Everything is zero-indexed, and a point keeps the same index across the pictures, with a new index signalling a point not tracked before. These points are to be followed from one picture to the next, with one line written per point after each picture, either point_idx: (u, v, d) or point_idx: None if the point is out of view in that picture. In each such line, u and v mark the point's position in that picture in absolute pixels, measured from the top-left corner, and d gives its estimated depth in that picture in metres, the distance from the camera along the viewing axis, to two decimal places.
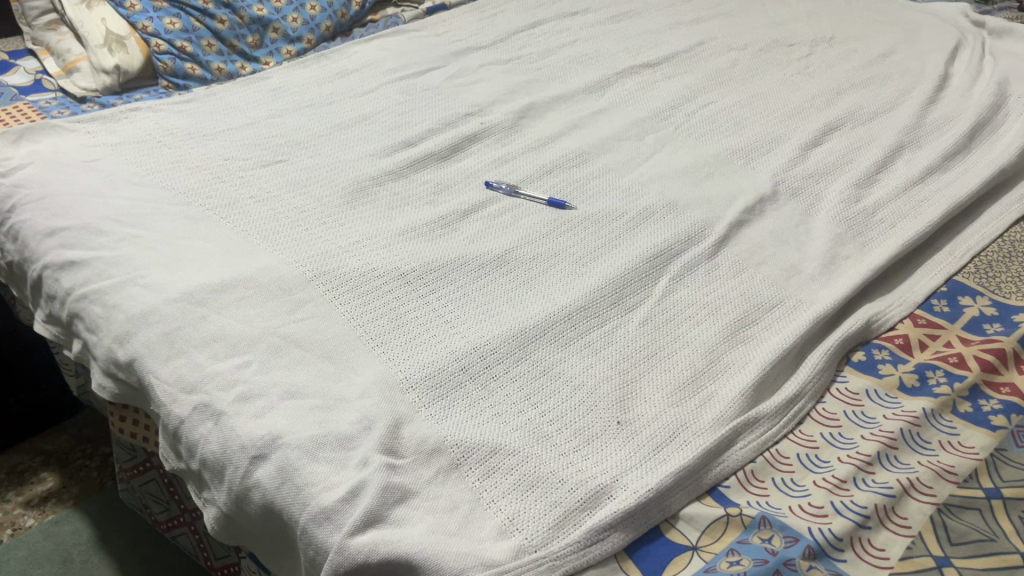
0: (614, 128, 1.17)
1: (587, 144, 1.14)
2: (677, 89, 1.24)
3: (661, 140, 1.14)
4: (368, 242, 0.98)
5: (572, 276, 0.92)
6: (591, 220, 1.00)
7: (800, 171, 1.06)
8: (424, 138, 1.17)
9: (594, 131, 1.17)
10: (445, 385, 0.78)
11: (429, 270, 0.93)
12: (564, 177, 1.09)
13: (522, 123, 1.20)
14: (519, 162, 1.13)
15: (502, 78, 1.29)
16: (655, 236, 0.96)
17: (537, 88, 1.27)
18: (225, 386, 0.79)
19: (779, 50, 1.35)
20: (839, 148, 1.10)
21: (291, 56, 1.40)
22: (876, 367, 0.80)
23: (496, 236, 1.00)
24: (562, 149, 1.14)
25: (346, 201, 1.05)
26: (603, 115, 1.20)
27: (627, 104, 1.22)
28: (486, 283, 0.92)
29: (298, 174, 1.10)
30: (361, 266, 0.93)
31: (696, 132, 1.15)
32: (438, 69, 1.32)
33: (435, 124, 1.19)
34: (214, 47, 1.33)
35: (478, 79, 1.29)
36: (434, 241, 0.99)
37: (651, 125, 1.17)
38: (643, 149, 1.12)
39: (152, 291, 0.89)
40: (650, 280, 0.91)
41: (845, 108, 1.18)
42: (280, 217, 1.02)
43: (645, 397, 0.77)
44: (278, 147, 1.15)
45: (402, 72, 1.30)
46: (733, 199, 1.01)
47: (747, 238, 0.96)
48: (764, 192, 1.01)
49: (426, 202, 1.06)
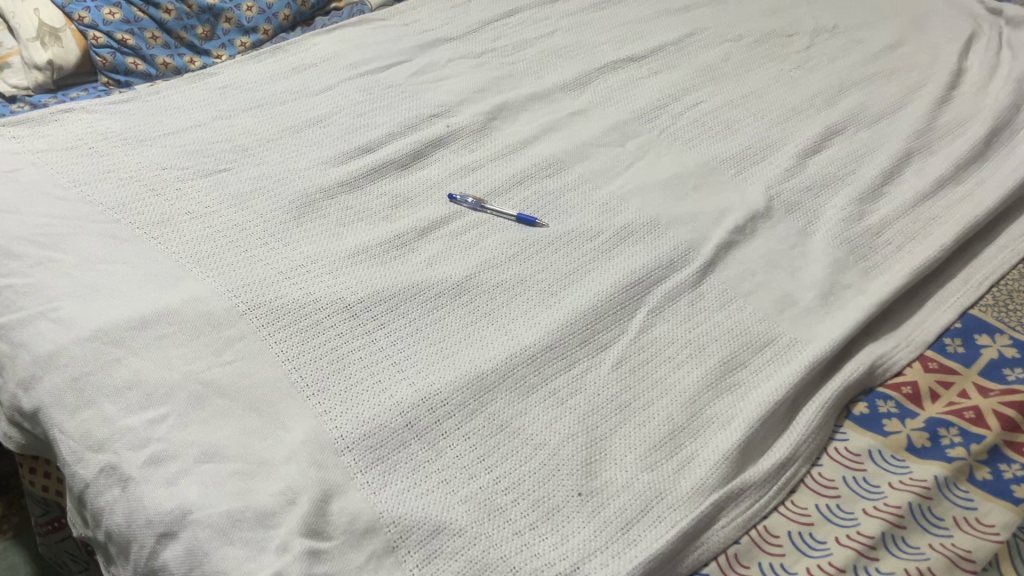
0: (593, 132, 1.06)
1: (563, 151, 1.03)
2: (663, 87, 1.13)
3: (643, 146, 1.03)
4: (312, 267, 0.87)
5: (539, 308, 0.82)
6: (562, 240, 0.90)
7: (797, 182, 0.95)
8: (383, 143, 1.06)
9: (571, 136, 1.06)
10: (385, 445, 0.68)
11: (378, 301, 0.83)
12: (536, 189, 0.98)
13: (493, 125, 1.09)
14: (488, 172, 1.02)
15: (472, 74, 1.18)
16: (634, 260, 0.86)
17: (511, 86, 1.16)
18: (135, 445, 0.69)
19: (775, 42, 1.23)
20: (841, 156, 0.99)
21: (245, 49, 1.28)
22: (881, 422, 0.70)
23: (456, 259, 0.89)
24: (535, 156, 1.03)
25: (292, 218, 0.95)
26: (581, 117, 1.09)
27: (607, 103, 1.11)
28: (441, 317, 0.81)
29: (241, 185, 0.99)
30: (301, 295, 0.83)
31: (683, 137, 1.04)
32: (404, 64, 1.20)
33: (396, 127, 1.08)
34: (158, 39, 1.22)
35: (446, 74, 1.18)
36: (387, 265, 0.88)
37: (634, 129, 1.06)
38: (624, 157, 1.02)
39: (62, 326, 0.79)
40: (625, 314, 0.80)
41: (848, 109, 1.07)
42: (215, 237, 0.92)
43: (615, 459, 0.67)
44: (222, 154, 1.04)
45: (362, 67, 1.19)
46: (722, 217, 0.90)
47: (736, 263, 0.86)
48: (757, 208, 0.91)
49: (382, 218, 0.96)
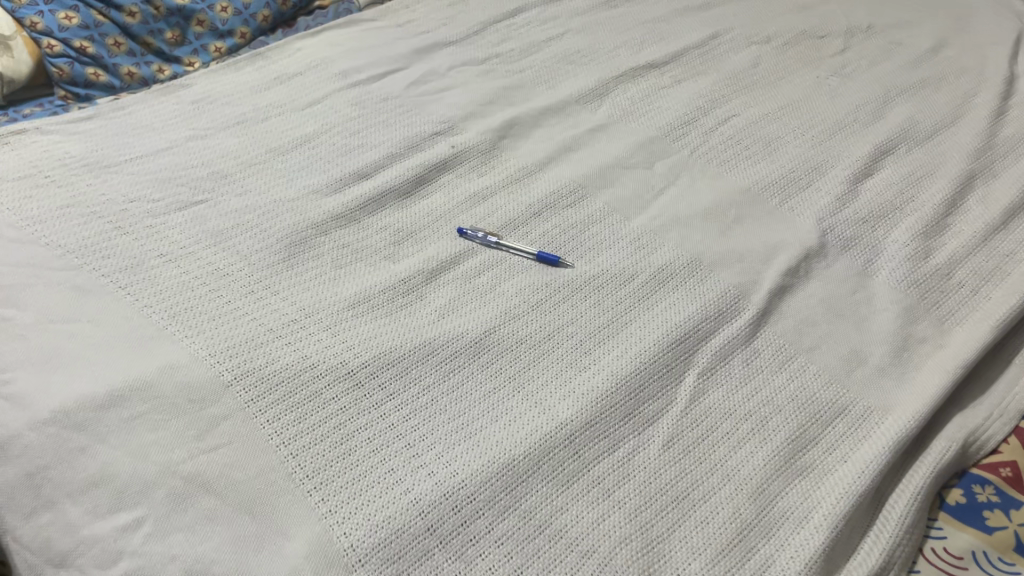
0: (616, 152, 0.95)
1: (584, 175, 0.92)
2: (689, 98, 1.02)
3: (674, 169, 0.92)
4: (307, 322, 0.76)
5: (572, 371, 0.71)
6: (593, 285, 0.79)
7: (851, 212, 0.85)
8: (382, 167, 0.94)
9: (592, 157, 0.95)
10: (405, 557, 0.58)
11: (385, 365, 0.72)
12: (557, 221, 0.87)
13: (503, 145, 0.98)
14: (501, 199, 0.91)
15: (477, 85, 1.06)
16: (677, 311, 0.75)
17: (520, 98, 1.04)
18: (106, 562, 0.59)
19: (807, 45, 1.13)
20: (897, 180, 0.89)
21: (220, 55, 1.16)
22: (981, 515, 0.61)
23: (472, 308, 0.78)
24: (553, 181, 0.92)
25: (282, 260, 0.83)
26: (601, 134, 0.98)
27: (630, 117, 1.00)
28: (459, 384, 0.70)
29: (222, 221, 0.87)
30: (296, 359, 0.72)
31: (718, 158, 0.93)
32: (400, 72, 1.08)
33: (396, 148, 0.97)
34: (122, 47, 1.09)
35: (448, 85, 1.06)
36: (394, 317, 0.77)
37: (662, 148, 0.95)
38: (653, 182, 0.91)
39: (17, 406, 0.67)
40: (673, 378, 0.70)
41: (897, 125, 0.96)
42: (194, 286, 0.80)
43: (676, 569, 0.58)
44: (199, 182, 0.92)
45: (354, 76, 1.07)
46: (772, 256, 0.80)
47: (793, 312, 0.76)
48: (810, 245, 0.80)
49: (384, 257, 0.85)
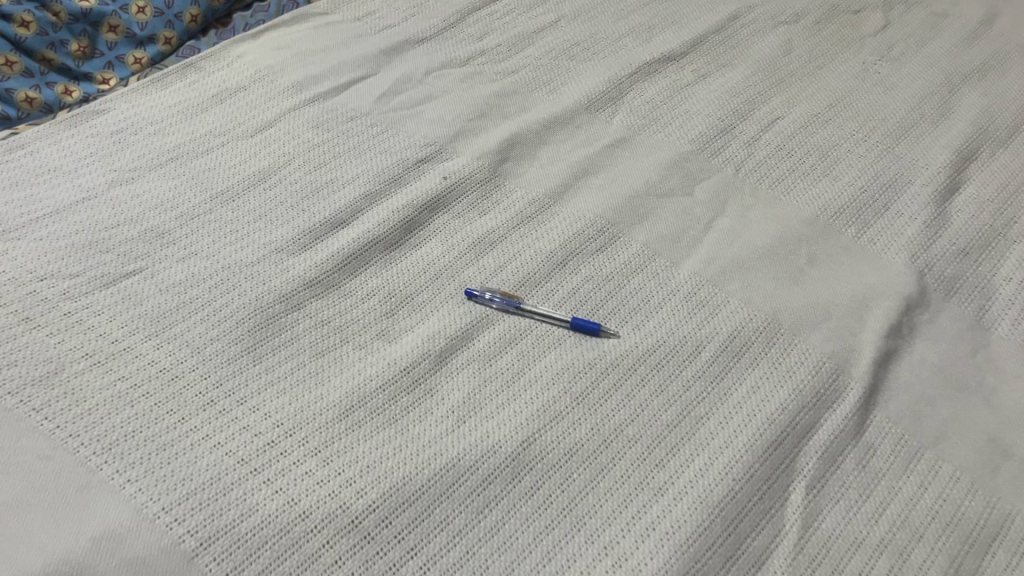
0: (645, 174, 0.78)
1: (611, 208, 0.75)
2: (720, 98, 0.85)
3: (719, 193, 0.76)
4: (289, 445, 0.58)
5: (645, 495, 0.55)
6: (650, 364, 0.62)
7: (946, 243, 0.70)
8: (360, 211, 0.76)
9: (617, 182, 0.78)
10: None
11: (400, 505, 0.55)
12: (587, 272, 0.70)
13: (504, 170, 0.80)
14: (512, 245, 0.73)
15: (463, 93, 0.87)
16: (764, 398, 0.59)
17: (517, 108, 0.86)
18: None
19: (843, 21, 0.96)
20: (989, 196, 0.74)
21: (140, 67, 0.94)
22: None
23: (500, 405, 0.61)
24: (574, 217, 0.75)
25: (245, 351, 0.65)
26: (622, 150, 0.81)
27: (654, 126, 0.83)
28: (499, 526, 0.54)
29: (163, 300, 0.68)
30: (281, 507, 0.55)
31: (770, 176, 0.77)
32: (366, 81, 0.89)
33: (375, 184, 0.78)
34: (16, 66, 0.87)
35: (428, 94, 0.87)
36: (401, 427, 0.60)
37: (700, 165, 0.78)
38: (698, 213, 0.74)
39: None
40: (776, 498, 0.54)
41: (972, 121, 0.81)
42: (135, 399, 0.61)
43: None
44: (128, 246, 0.72)
45: (310, 89, 0.87)
46: (867, 311, 0.64)
47: (906, 385, 0.60)
48: (910, 293, 0.65)
49: (376, 335, 0.67)
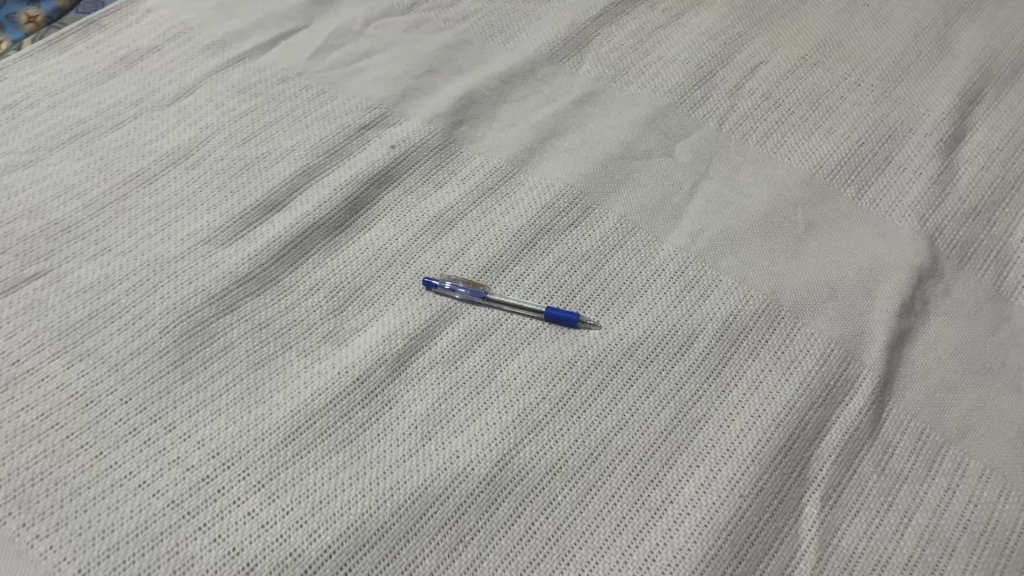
0: (619, 135, 0.69)
1: (583, 176, 0.67)
2: (698, 41, 0.76)
3: (702, 152, 0.68)
4: (227, 481, 0.50)
5: (640, 518, 0.48)
6: (638, 360, 0.55)
7: (956, 202, 0.63)
8: (297, 190, 0.67)
9: (587, 145, 0.69)
10: None
11: (360, 549, 0.48)
12: (560, 252, 0.62)
13: (460, 135, 0.71)
14: (474, 222, 0.65)
15: (408, 45, 0.77)
16: (768, 396, 0.53)
17: (471, 61, 0.76)
18: None
19: None
20: (998, 146, 0.67)
21: (36, 25, 0.82)
22: None
23: (470, 416, 0.53)
24: (542, 187, 0.66)
25: (172, 366, 0.56)
26: (591, 107, 0.72)
27: (625, 77, 0.74)
28: (476, 564, 0.47)
29: (72, 308, 0.59)
30: (221, 559, 0.47)
31: (757, 131, 0.69)
32: (298, 36, 0.78)
33: (313, 158, 0.68)
34: None
35: (369, 48, 0.77)
36: (358, 451, 0.52)
37: (679, 121, 0.70)
38: (679, 177, 0.66)
39: None
40: (788, 514, 0.48)
41: (974, 58, 0.74)
42: (43, 432, 0.52)
43: None
44: (29, 244, 0.62)
45: (234, 48, 0.77)
46: (874, 286, 0.58)
47: (924, 370, 0.54)
48: (920, 264, 0.59)
49: (323, 338, 0.58)
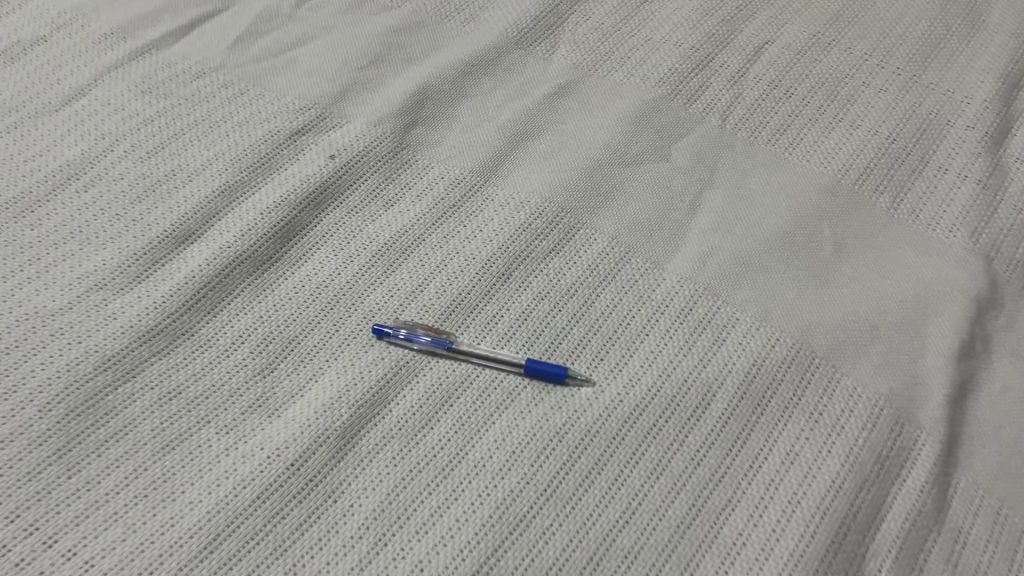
0: (604, 137, 0.58)
1: (564, 189, 0.55)
2: (691, 18, 0.65)
3: (704, 154, 0.57)
4: None
5: None
6: (642, 428, 0.44)
7: (1010, 211, 0.52)
8: (215, 215, 0.54)
9: (567, 150, 0.58)
10: None
11: None
12: (539, 286, 0.51)
13: (413, 140, 0.59)
14: (434, 250, 0.53)
15: (349, 30, 0.64)
16: (807, 473, 0.42)
17: (424, 49, 0.64)
18: None
19: None
20: None
21: None
22: None
23: (433, 511, 0.43)
24: (514, 205, 0.55)
25: (56, 456, 0.44)
26: (569, 102, 0.60)
27: (608, 64, 0.62)
28: None
29: None
30: None
31: (768, 127, 0.58)
32: (215, 21, 0.65)
33: (234, 174, 0.56)
34: None
35: (301, 35, 0.64)
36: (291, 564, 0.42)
37: (673, 116, 0.59)
38: (678, 185, 0.55)
39: None
40: None
41: (1015, 29, 0.63)
42: None
43: None
44: None
45: (137, 39, 0.64)
46: (925, 322, 0.47)
47: (995, 429, 0.44)
48: (977, 291, 0.48)
49: (250, 409, 0.47)
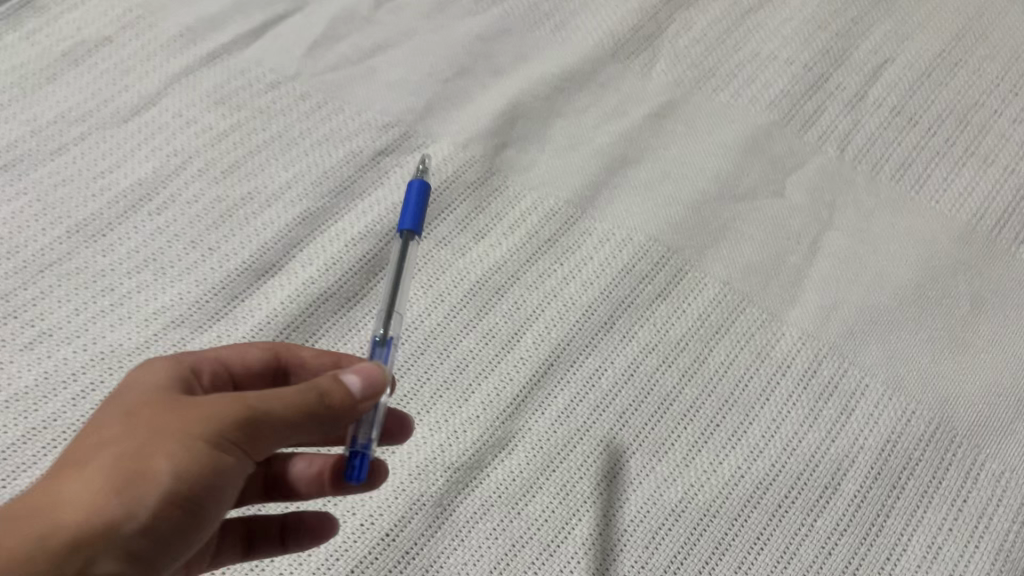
0: (713, 166, 0.54)
1: (670, 224, 0.51)
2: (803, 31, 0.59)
3: (822, 189, 0.52)
4: None
5: None
6: (768, 508, 0.41)
7: None
8: (297, 245, 0.51)
9: (671, 180, 0.53)
10: None
11: None
12: (647, 337, 0.47)
13: (505, 164, 0.54)
14: (530, 290, 0.49)
15: (432, 36, 0.60)
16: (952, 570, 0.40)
17: (512, 58, 0.59)
18: None
19: None
20: None
21: None
22: None
23: None
24: (616, 241, 0.51)
25: None
26: (671, 124, 0.56)
27: (712, 81, 0.57)
28: None
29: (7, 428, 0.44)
30: None
31: (891, 160, 0.53)
32: (289, 23, 0.61)
33: (315, 199, 0.53)
34: None
35: (381, 40, 0.59)
36: None
37: (787, 145, 0.54)
38: (796, 225, 0.51)
39: None
40: None
41: None
42: None
43: None
44: None
45: (205, 41, 0.59)
46: None
47: None
48: None
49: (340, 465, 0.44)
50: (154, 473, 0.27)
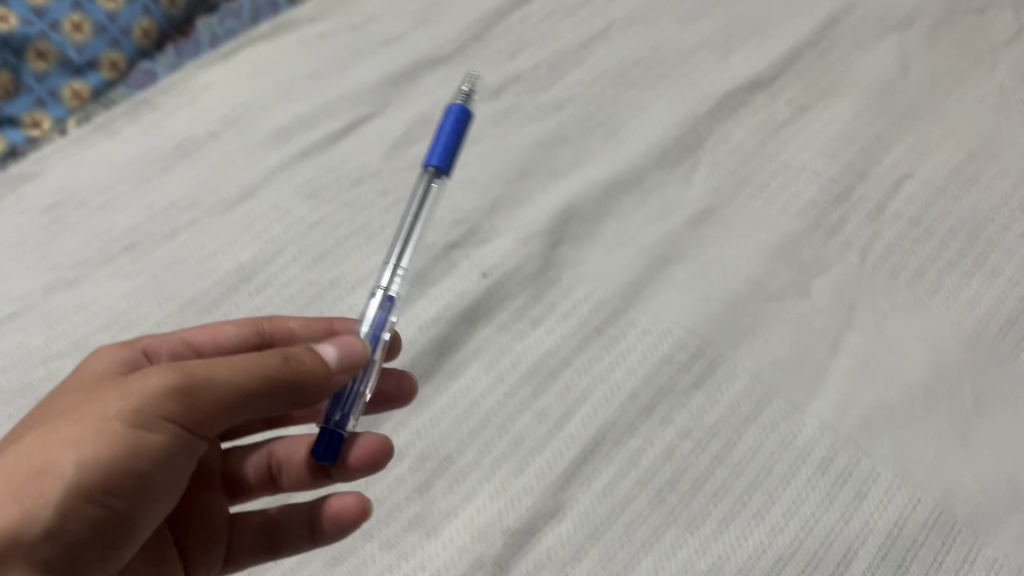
0: (746, 267, 0.60)
1: (705, 319, 0.58)
2: (830, 146, 0.66)
3: (844, 293, 0.58)
4: None
5: None
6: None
7: None
8: None
9: (708, 278, 0.60)
10: None
11: None
12: (684, 422, 0.53)
13: (560, 259, 0.62)
14: (580, 375, 0.56)
15: (498, 142, 0.67)
16: None
17: (569, 163, 0.67)
18: None
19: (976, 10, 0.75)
20: None
21: (80, 101, 0.70)
22: None
23: None
24: (657, 333, 0.57)
25: None
26: (709, 227, 0.63)
27: (747, 190, 0.64)
28: None
29: None
30: None
31: (907, 268, 0.59)
32: (373, 126, 0.69)
33: None
34: None
35: None
36: None
37: (813, 251, 0.60)
38: (820, 325, 0.57)
39: None
40: None
41: None
42: None
43: None
44: None
45: (299, 140, 0.68)
46: None
47: None
48: None
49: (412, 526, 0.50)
50: (58, 465, 0.34)
